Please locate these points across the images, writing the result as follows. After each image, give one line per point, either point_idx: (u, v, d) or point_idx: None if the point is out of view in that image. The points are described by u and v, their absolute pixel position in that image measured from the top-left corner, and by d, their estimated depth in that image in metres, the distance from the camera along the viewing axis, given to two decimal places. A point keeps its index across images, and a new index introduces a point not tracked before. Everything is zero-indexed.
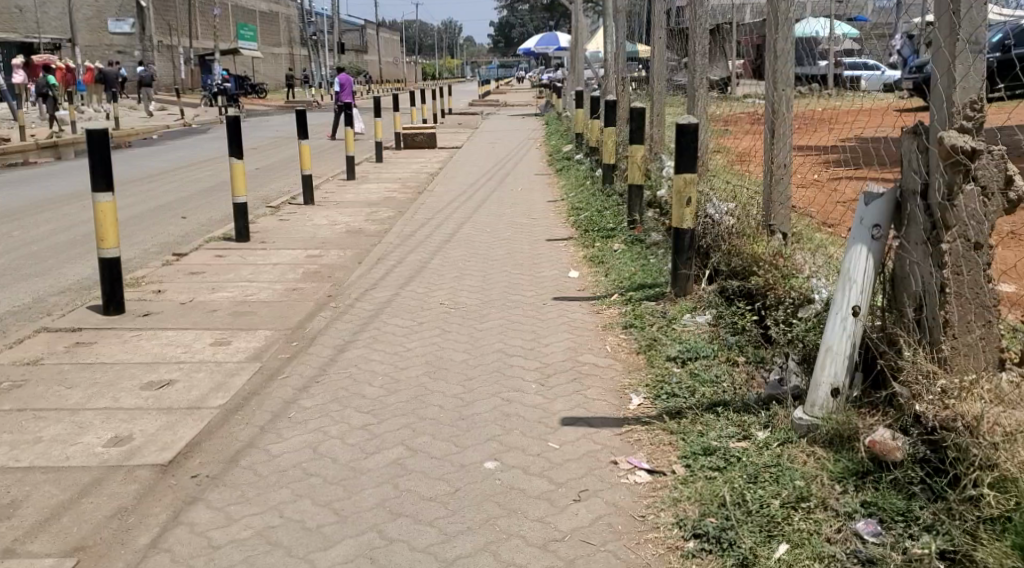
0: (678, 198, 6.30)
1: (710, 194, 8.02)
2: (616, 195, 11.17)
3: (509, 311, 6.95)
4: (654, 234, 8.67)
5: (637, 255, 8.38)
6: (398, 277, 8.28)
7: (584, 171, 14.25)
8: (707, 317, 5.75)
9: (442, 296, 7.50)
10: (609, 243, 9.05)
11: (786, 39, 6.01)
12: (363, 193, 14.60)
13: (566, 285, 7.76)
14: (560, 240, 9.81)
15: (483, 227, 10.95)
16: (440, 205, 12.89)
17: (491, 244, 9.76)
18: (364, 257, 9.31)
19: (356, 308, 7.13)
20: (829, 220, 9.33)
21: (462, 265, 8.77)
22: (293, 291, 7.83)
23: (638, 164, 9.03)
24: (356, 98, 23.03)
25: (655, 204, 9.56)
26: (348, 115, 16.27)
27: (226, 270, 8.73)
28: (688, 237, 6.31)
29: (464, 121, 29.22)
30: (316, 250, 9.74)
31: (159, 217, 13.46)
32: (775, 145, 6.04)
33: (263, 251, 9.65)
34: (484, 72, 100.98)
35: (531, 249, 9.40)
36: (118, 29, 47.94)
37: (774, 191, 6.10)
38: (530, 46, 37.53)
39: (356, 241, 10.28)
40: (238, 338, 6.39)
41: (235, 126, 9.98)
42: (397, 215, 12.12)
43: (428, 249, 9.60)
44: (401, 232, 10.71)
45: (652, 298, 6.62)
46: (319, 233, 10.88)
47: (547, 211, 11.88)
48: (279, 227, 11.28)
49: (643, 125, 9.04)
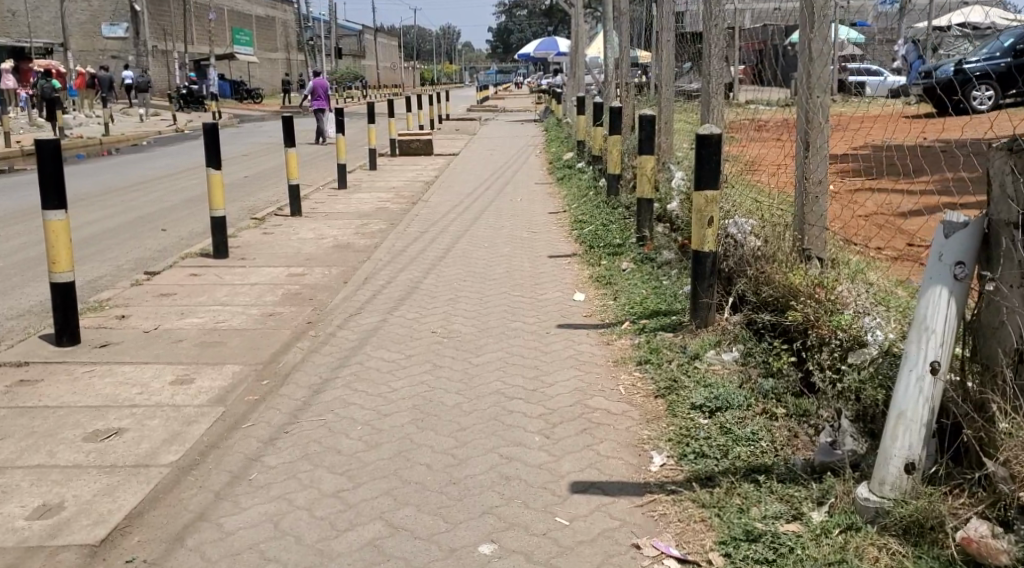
0: (697, 217, 5.58)
1: (729, 211, 7.31)
2: (622, 208, 10.48)
3: (508, 341, 6.24)
4: (665, 252, 7.95)
5: (648, 275, 7.67)
6: (386, 300, 7.57)
7: (587, 180, 13.55)
8: (735, 355, 5.07)
9: (435, 321, 6.79)
10: (617, 261, 8.32)
11: (822, 40, 5.30)
12: (354, 204, 13.88)
13: (570, 310, 7.03)
14: (563, 256, 9.10)
15: (481, 241, 10.24)
16: (435, 216, 12.17)
17: (489, 261, 9.04)
18: (350, 276, 8.60)
19: (338, 338, 6.43)
20: (855, 235, 8.66)
21: (457, 286, 8.06)
22: (270, 316, 7.12)
23: (648, 176, 8.32)
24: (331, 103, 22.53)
25: (665, 221, 8.84)
26: (340, 122, 15.54)
27: (199, 291, 8.03)
28: (710, 262, 5.62)
29: (462, 127, 28.52)
30: (300, 267, 9.03)
31: (137, 229, 12.74)
32: (811, 160, 5.37)
33: (242, 269, 8.95)
34: (483, 77, 100.28)
35: (532, 267, 8.70)
36: (111, 34, 47.26)
37: (809, 212, 5.42)
38: (529, 51, 36.84)
39: (343, 258, 9.58)
40: (202, 375, 5.69)
41: (213, 134, 9.27)
42: (389, 228, 11.41)
43: (421, 267, 8.89)
44: (392, 247, 10.00)
45: (670, 330, 5.93)
46: (304, 248, 10.16)
47: (549, 224, 11.16)
48: (262, 242, 10.56)
49: (653, 133, 8.30)
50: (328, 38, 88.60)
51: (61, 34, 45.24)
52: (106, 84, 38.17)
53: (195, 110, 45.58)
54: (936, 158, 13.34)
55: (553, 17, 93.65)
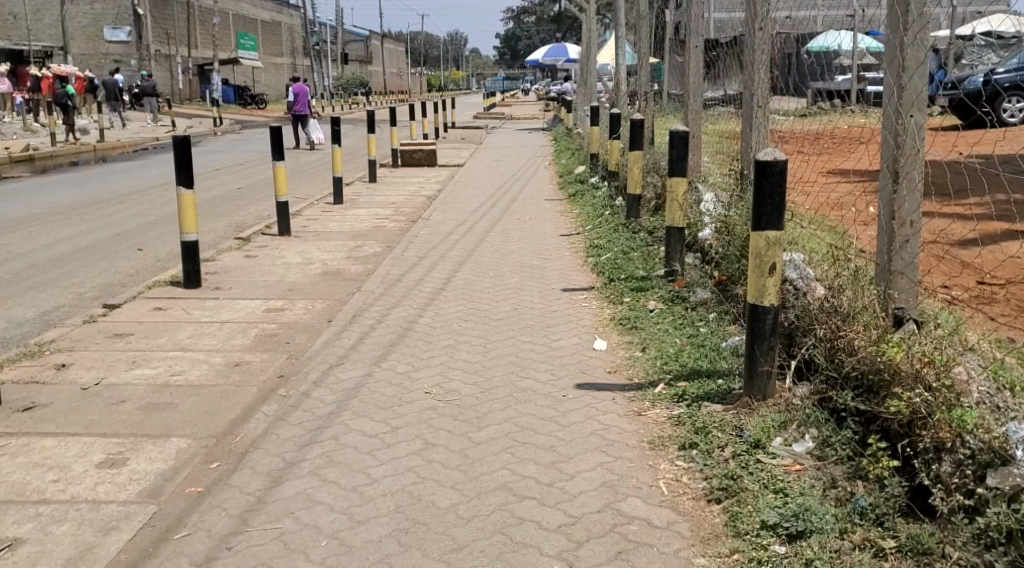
0: (755, 263, 4.52)
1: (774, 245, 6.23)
2: (644, 235, 9.42)
3: (518, 407, 5.14)
4: (699, 291, 6.87)
5: (679, 318, 6.57)
6: (375, 344, 6.47)
7: (602, 198, 12.49)
8: (809, 446, 4.04)
9: (431, 377, 5.68)
10: (641, 298, 7.21)
11: (919, 43, 4.20)
12: (348, 221, 12.78)
13: (591, 364, 5.91)
14: (578, 290, 8.03)
15: (485, 269, 9.13)
16: (436, 238, 11.07)
17: (495, 295, 7.93)
18: (336, 312, 7.51)
19: (313, 398, 5.34)
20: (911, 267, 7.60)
21: (458, 326, 6.96)
22: (236, 366, 6.04)
23: (680, 202, 7.20)
24: (311, 108, 21.86)
25: (698, 252, 7.76)
26: (337, 131, 14.41)
27: (159, 331, 6.95)
28: (772, 319, 4.53)
29: (468, 136, 27.39)
30: (279, 301, 7.94)
31: (111, 248, 11.63)
32: (899, 195, 4.28)
33: (214, 302, 7.86)
34: (492, 84, 99.21)
35: (543, 304, 7.61)
36: (114, 38, 46.20)
37: (897, 260, 4.33)
38: (536, 58, 35.78)
39: (330, 288, 8.49)
40: (139, 453, 4.61)
41: (184, 148, 8.16)
42: (384, 252, 10.31)
43: (416, 301, 7.79)
44: (386, 276, 8.90)
45: (717, 400, 4.83)
46: (287, 275, 9.06)
47: (561, 249, 10.05)
48: (242, 267, 9.46)
49: (686, 151, 7.18)
50: (335, 44, 87.53)
51: (61, 38, 44.15)
52: (111, 90, 37.46)
53: (196, 116, 44.53)
54: (979, 177, 12.25)
55: (560, 23, 92.59)
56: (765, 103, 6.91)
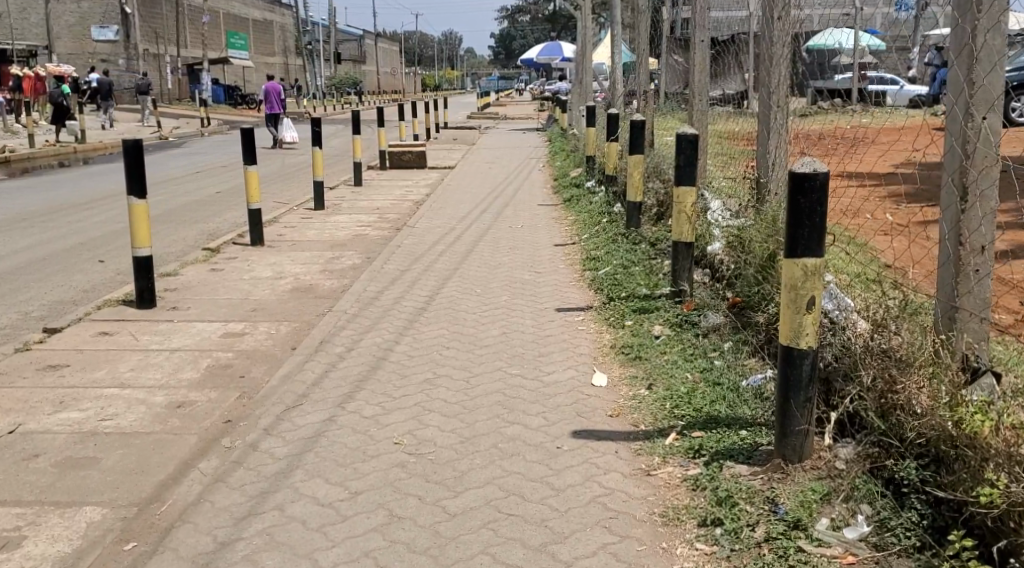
0: (788, 297, 3.72)
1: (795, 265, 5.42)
2: (645, 245, 8.63)
3: (502, 463, 4.32)
4: (710, 315, 6.07)
5: (689, 346, 5.76)
6: (342, 378, 5.66)
7: (598, 204, 11.70)
8: (864, 531, 3.32)
9: (403, 422, 4.88)
10: (645, 322, 6.38)
11: (997, 28, 3.40)
12: (328, 230, 11.96)
13: (590, 404, 5.08)
14: (575, 310, 7.23)
15: (472, 285, 8.31)
16: (420, 248, 10.26)
17: (481, 317, 7.10)
18: (302, 338, 6.69)
19: (261, 451, 4.55)
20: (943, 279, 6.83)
21: (439, 354, 6.15)
22: (178, 406, 5.24)
23: (689, 215, 6.38)
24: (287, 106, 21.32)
25: (708, 270, 6.96)
26: (317, 133, 13.56)
27: (99, 362, 6.14)
28: (810, 365, 3.73)
29: (461, 136, 26.58)
30: (241, 324, 7.12)
31: (71, 260, 10.80)
32: (970, 218, 3.49)
33: (168, 326, 7.05)
34: (485, 83, 98.36)
35: (536, 327, 6.80)
36: (101, 37, 45.26)
37: (967, 297, 3.55)
38: (529, 56, 34.96)
39: (300, 308, 7.67)
40: (41, 529, 3.81)
41: (136, 152, 7.34)
42: (364, 264, 9.50)
43: (393, 324, 6.97)
44: (362, 292, 8.07)
45: (742, 459, 4.01)
46: (253, 293, 8.24)
47: (556, 262, 9.23)
48: (206, 283, 8.63)
49: (696, 156, 6.35)
50: (328, 44, 86.71)
51: (47, 37, 43.26)
52: (105, 88, 36.34)
53: (185, 116, 43.65)
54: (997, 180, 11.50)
55: (555, 21, 91.74)
56: (784, 104, 6.10)
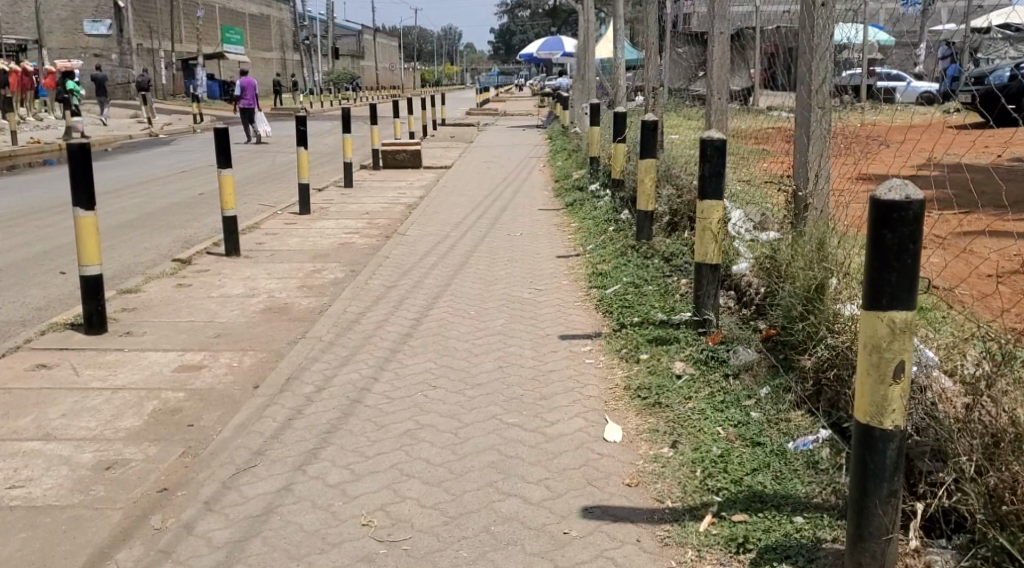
0: (869, 360, 2.84)
1: (845, 300, 4.55)
2: (659, 260, 7.75)
3: (495, 557, 3.51)
4: (741, 350, 5.21)
5: (718, 390, 4.90)
6: (308, 428, 4.78)
7: (604, 210, 10.83)
8: None
9: (375, 492, 4.01)
10: (663, 356, 5.50)
11: None
12: (312, 238, 11.07)
13: (602, 466, 4.22)
14: (581, 338, 6.33)
15: (465, 305, 7.43)
16: (410, 260, 9.38)
17: (475, 346, 6.22)
18: (268, 372, 5.82)
19: (197, 536, 3.71)
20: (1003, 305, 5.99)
21: (423, 394, 5.27)
22: (107, 466, 4.38)
23: (716, 234, 5.49)
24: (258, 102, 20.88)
25: (735, 292, 6.10)
26: (303, 132, 12.64)
27: (28, 404, 5.27)
28: (897, 450, 2.85)
29: (457, 134, 25.60)
30: (200, 354, 6.25)
31: (30, 271, 9.91)
32: None
33: (116, 357, 6.18)
34: (485, 78, 97.08)
35: (536, 359, 5.92)
36: (94, 32, 44.23)
37: None
38: (530, 51, 33.94)
39: (270, 332, 6.80)
40: None
41: (83, 157, 6.47)
42: (346, 279, 8.61)
43: (372, 354, 6.09)
44: (341, 314, 7.20)
45: (802, 563, 3.23)
46: (219, 315, 7.35)
47: (557, 277, 8.33)
48: (168, 303, 7.74)
49: (725, 164, 5.43)
50: (326, 39, 85.61)
51: (37, 30, 42.09)
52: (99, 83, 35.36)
53: (177, 112, 42.67)
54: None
55: (555, 15, 90.52)
56: (827, 104, 5.23)
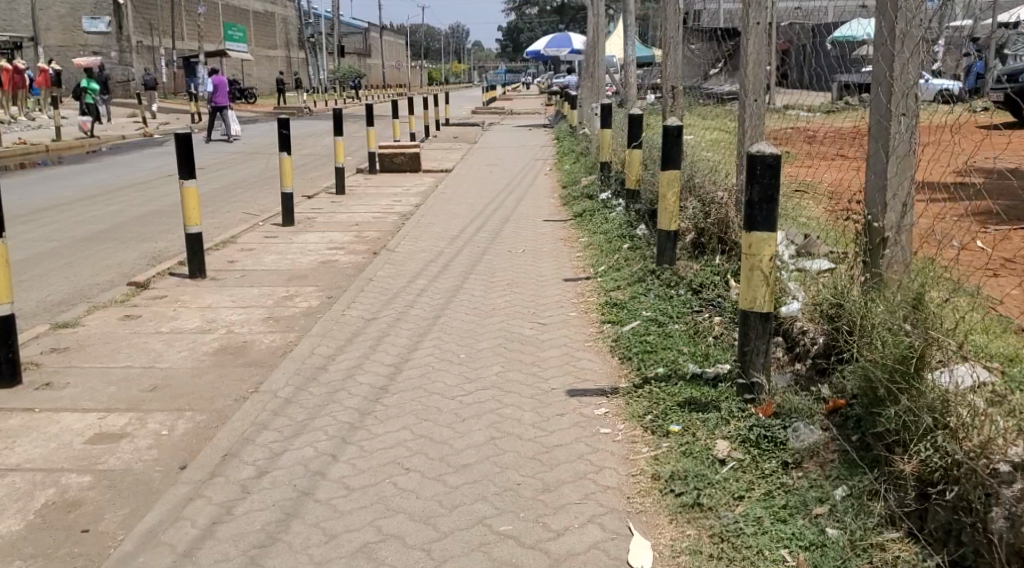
0: None
1: (947, 374, 3.45)
2: (685, 290, 6.56)
3: None
4: (799, 424, 4.06)
5: (775, 484, 3.75)
6: (235, 541, 3.70)
7: (619, 224, 9.67)
8: None
9: None
10: (699, 430, 4.33)
11: None
12: (291, 254, 9.90)
13: None
14: (594, 396, 5.13)
15: (455, 344, 6.26)
16: (397, 284, 8.21)
17: (463, 405, 5.04)
18: (202, 445, 4.68)
19: None
20: None
21: (391, 482, 4.10)
22: None
23: (768, 276, 4.31)
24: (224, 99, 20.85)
25: (785, 338, 4.89)
26: (285, 135, 11.43)
27: None
28: None
29: (459, 134, 24.36)
30: (126, 415, 5.11)
31: None
32: None
33: (19, 420, 5.02)
34: (494, 76, 95.73)
35: (539, 425, 4.74)
36: (93, 29, 43.06)
37: None
38: (538, 48, 32.72)
39: (218, 381, 5.65)
40: None
41: None
42: (320, 308, 7.44)
43: (334, 416, 4.92)
44: (307, 356, 6.03)
45: None
46: (162, 358, 6.18)
47: (564, 307, 7.16)
48: (108, 342, 6.58)
49: (778, 186, 4.24)
50: (330, 36, 84.25)
51: (32, 25, 40.70)
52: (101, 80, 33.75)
53: (177, 111, 41.52)
54: None
55: (564, 9, 89.17)
56: (915, 110, 4.04)
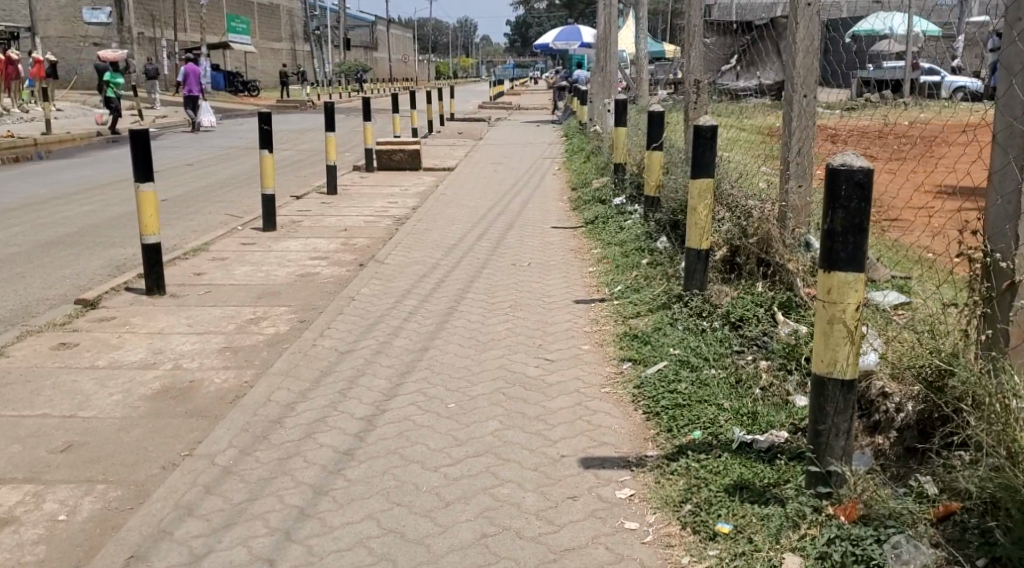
0: None
1: None
2: (720, 320, 5.52)
3: None
4: (897, 535, 3.03)
5: None
6: None
7: (635, 233, 8.61)
8: None
9: None
10: (759, 534, 3.25)
11: None
12: (267, 266, 8.80)
13: None
14: (616, 467, 4.05)
15: (445, 387, 5.19)
16: (383, 304, 7.14)
17: (448, 480, 3.97)
18: (106, 539, 3.62)
19: None
20: None
21: None
22: None
23: (853, 331, 3.22)
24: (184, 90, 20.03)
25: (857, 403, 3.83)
26: (267, 131, 10.33)
27: None
28: None
29: (462, 129, 23.24)
30: (19, 488, 4.03)
31: None
32: None
33: None
34: (502, 71, 94.43)
35: (545, 513, 3.67)
36: (93, 20, 41.77)
37: None
38: (546, 42, 31.60)
39: (148, 438, 4.58)
40: None
41: None
42: (289, 335, 6.37)
43: (279, 494, 3.87)
44: (261, 403, 4.96)
45: None
46: (88, 402, 5.11)
47: (574, 337, 6.08)
48: (29, 380, 5.49)
49: (869, 210, 3.16)
50: (336, 30, 82.93)
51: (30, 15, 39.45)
52: None
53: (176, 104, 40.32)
54: None
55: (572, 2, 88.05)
56: None
